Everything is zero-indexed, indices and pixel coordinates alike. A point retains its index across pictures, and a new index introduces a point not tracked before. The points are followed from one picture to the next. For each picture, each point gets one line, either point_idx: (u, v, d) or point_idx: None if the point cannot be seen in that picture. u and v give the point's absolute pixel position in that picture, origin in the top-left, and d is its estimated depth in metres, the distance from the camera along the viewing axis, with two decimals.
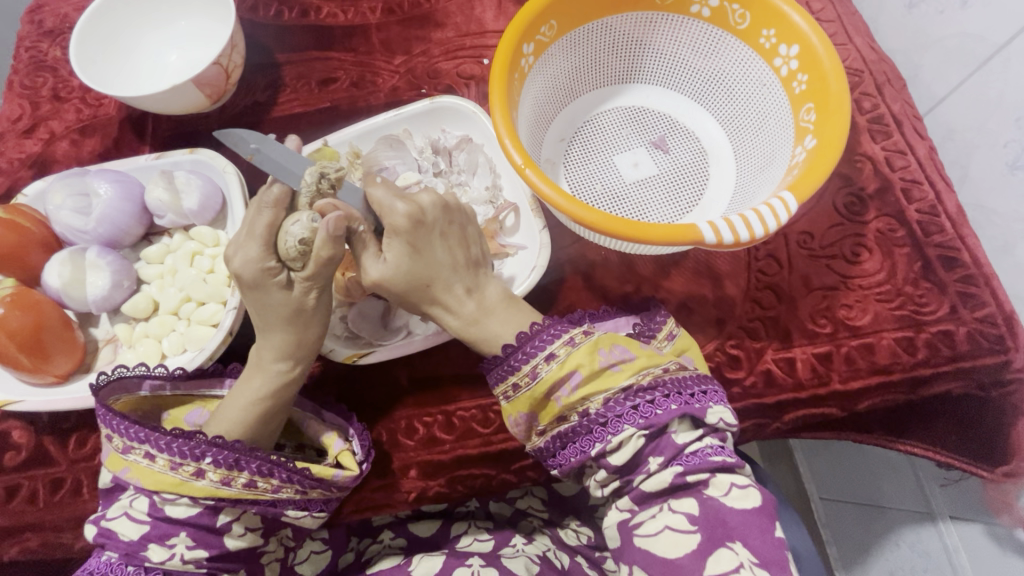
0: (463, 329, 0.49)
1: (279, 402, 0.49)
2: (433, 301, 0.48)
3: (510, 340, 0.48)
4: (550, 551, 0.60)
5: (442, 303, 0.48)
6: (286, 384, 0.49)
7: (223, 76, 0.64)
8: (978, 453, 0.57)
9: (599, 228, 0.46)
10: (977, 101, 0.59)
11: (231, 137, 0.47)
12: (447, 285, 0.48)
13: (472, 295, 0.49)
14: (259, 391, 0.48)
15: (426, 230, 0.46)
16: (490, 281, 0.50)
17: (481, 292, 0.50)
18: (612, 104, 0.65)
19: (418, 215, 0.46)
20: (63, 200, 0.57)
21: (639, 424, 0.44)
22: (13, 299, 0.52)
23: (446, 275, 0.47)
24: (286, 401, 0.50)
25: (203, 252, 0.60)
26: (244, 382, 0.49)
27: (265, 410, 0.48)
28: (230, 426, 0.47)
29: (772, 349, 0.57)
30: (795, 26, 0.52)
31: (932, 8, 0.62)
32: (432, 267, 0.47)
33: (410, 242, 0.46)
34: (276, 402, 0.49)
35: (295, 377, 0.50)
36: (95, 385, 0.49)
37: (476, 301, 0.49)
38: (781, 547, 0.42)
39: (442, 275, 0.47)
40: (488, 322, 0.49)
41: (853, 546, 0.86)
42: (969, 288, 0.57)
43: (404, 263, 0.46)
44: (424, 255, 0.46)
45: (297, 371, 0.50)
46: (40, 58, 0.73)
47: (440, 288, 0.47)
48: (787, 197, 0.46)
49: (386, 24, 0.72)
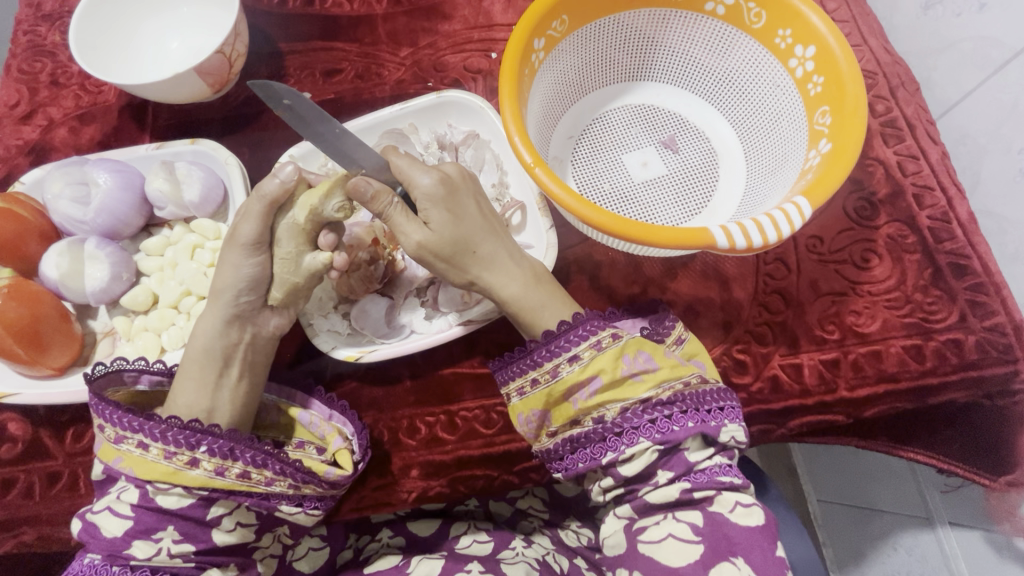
0: (515, 297, 0.49)
1: (206, 370, 0.48)
2: (484, 269, 0.49)
3: (563, 321, 0.48)
4: (549, 555, 0.59)
5: (492, 272, 0.49)
6: (212, 343, 0.49)
7: (226, 64, 0.63)
8: (982, 463, 0.57)
9: (607, 229, 0.46)
10: (992, 106, 0.58)
11: (266, 89, 0.43)
12: (491, 252, 0.49)
13: (517, 263, 0.50)
14: (195, 354, 0.49)
15: (458, 196, 0.48)
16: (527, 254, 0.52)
17: (524, 261, 0.50)
18: (621, 102, 0.64)
19: (448, 180, 0.47)
20: (62, 189, 0.56)
21: (655, 438, 0.43)
22: (10, 290, 0.51)
23: (486, 241, 0.49)
24: (213, 364, 0.48)
25: (204, 245, 0.59)
26: (188, 349, 0.49)
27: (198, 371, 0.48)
28: (179, 405, 0.48)
29: (779, 355, 0.56)
30: (812, 26, 0.51)
31: (948, 10, 0.61)
32: (473, 230, 0.48)
33: (448, 208, 0.47)
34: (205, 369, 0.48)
35: (227, 345, 0.49)
36: (90, 376, 0.48)
37: (523, 268, 0.50)
38: (783, 565, 0.41)
39: (484, 239, 0.48)
40: (537, 291, 0.49)
41: (849, 549, 0.86)
42: (979, 296, 0.56)
43: (447, 227, 0.47)
44: (464, 219, 0.48)
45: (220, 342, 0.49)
46: (38, 43, 0.71)
47: (485, 254, 0.48)
48: (801, 202, 0.45)
49: (393, 15, 0.70)
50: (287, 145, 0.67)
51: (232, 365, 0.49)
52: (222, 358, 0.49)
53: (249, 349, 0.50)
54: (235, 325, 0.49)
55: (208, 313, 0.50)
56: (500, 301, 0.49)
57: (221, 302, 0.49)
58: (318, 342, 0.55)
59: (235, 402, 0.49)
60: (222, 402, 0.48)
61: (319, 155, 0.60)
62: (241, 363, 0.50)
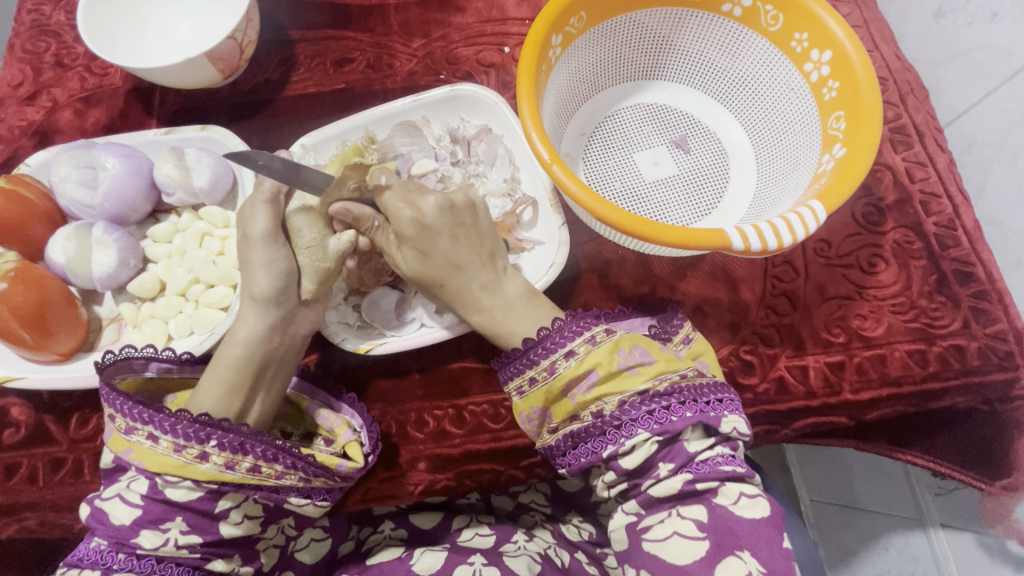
0: (482, 324, 0.50)
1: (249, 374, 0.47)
2: (453, 299, 0.50)
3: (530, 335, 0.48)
4: (551, 548, 0.60)
5: (460, 302, 0.50)
6: (251, 345, 0.48)
7: (237, 51, 0.62)
8: (978, 467, 0.58)
9: (650, 238, 0.45)
10: (1000, 116, 0.59)
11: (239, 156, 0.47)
12: (462, 285, 0.49)
13: (491, 292, 0.49)
14: (231, 361, 0.47)
15: (433, 233, 0.48)
16: (510, 278, 0.51)
17: (502, 289, 0.50)
18: (634, 100, 0.64)
19: (423, 218, 0.47)
20: (69, 172, 0.55)
21: (654, 429, 0.44)
22: (16, 274, 0.51)
23: (460, 274, 0.49)
24: (252, 370, 0.47)
25: (213, 234, 0.59)
26: (221, 352, 0.48)
27: (234, 378, 0.47)
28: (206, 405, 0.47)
29: (784, 357, 0.57)
30: (829, 31, 0.51)
31: (961, 19, 0.61)
32: (443, 266, 0.48)
33: (418, 245, 0.48)
34: (245, 376, 0.47)
35: (269, 347, 0.49)
36: (101, 364, 0.48)
37: (496, 297, 0.49)
38: (790, 558, 0.41)
39: (455, 274, 0.49)
40: (507, 319, 0.49)
41: (839, 547, 0.87)
42: (982, 303, 0.57)
43: (415, 262, 0.48)
44: (435, 255, 0.48)
45: (263, 347, 0.48)
46: (42, 22, 0.70)
47: (454, 288, 0.49)
48: (816, 206, 0.45)
49: (405, 5, 0.69)
50: (296, 133, 0.66)
51: (270, 367, 0.49)
52: (261, 363, 0.48)
53: (286, 350, 0.50)
54: (275, 330, 0.49)
55: (247, 318, 0.49)
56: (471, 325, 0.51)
57: (263, 305, 0.49)
58: (329, 333, 0.55)
59: (265, 406, 0.49)
60: (257, 402, 0.49)
61: (331, 144, 0.60)
62: (276, 364, 0.49)
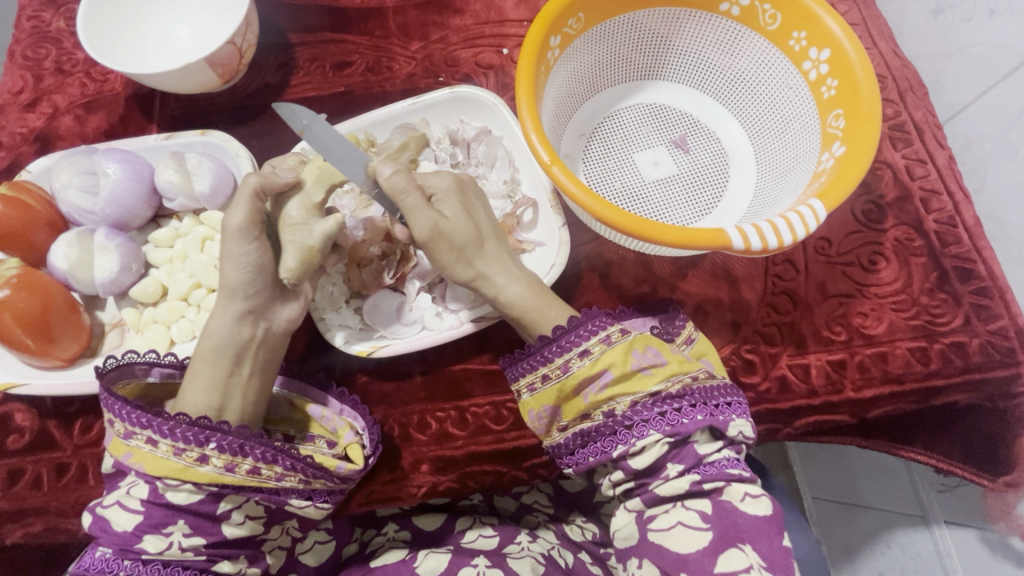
0: (519, 289, 0.49)
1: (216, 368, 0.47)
2: (492, 261, 0.50)
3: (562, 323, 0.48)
4: (554, 549, 0.60)
5: (498, 265, 0.50)
6: (219, 336, 0.48)
7: (237, 55, 0.62)
8: (980, 464, 0.58)
9: (661, 241, 0.45)
10: (999, 112, 0.59)
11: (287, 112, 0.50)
12: (497, 248, 0.50)
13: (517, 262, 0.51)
14: (206, 353, 0.48)
15: (471, 195, 0.51)
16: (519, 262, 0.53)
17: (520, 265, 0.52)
18: (633, 100, 0.64)
19: (459, 181, 0.51)
20: (70, 178, 0.55)
21: (665, 430, 0.44)
22: (19, 281, 0.51)
23: (494, 236, 0.50)
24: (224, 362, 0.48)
25: (214, 238, 0.59)
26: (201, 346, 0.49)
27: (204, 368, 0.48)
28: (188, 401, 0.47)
29: (786, 355, 0.57)
30: (827, 30, 0.51)
31: (959, 16, 0.61)
32: (484, 224, 0.50)
33: (462, 201, 0.49)
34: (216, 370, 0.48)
35: (242, 340, 0.49)
36: (102, 369, 0.48)
37: (521, 268, 0.51)
38: (788, 554, 0.42)
39: (491, 234, 0.50)
40: (536, 287, 0.50)
41: (841, 545, 0.85)
42: (983, 299, 0.57)
43: (461, 214, 0.48)
44: (476, 214, 0.50)
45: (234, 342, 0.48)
46: (42, 29, 0.70)
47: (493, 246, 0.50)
48: (817, 204, 0.45)
49: (403, 8, 0.69)
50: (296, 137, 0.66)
51: (243, 362, 0.49)
52: (233, 357, 0.48)
53: (260, 345, 0.50)
54: (246, 322, 0.49)
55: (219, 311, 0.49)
56: (506, 295, 0.49)
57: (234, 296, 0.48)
58: (330, 336, 0.55)
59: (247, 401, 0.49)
60: (234, 400, 0.48)
61: None
62: (251, 360, 0.49)
